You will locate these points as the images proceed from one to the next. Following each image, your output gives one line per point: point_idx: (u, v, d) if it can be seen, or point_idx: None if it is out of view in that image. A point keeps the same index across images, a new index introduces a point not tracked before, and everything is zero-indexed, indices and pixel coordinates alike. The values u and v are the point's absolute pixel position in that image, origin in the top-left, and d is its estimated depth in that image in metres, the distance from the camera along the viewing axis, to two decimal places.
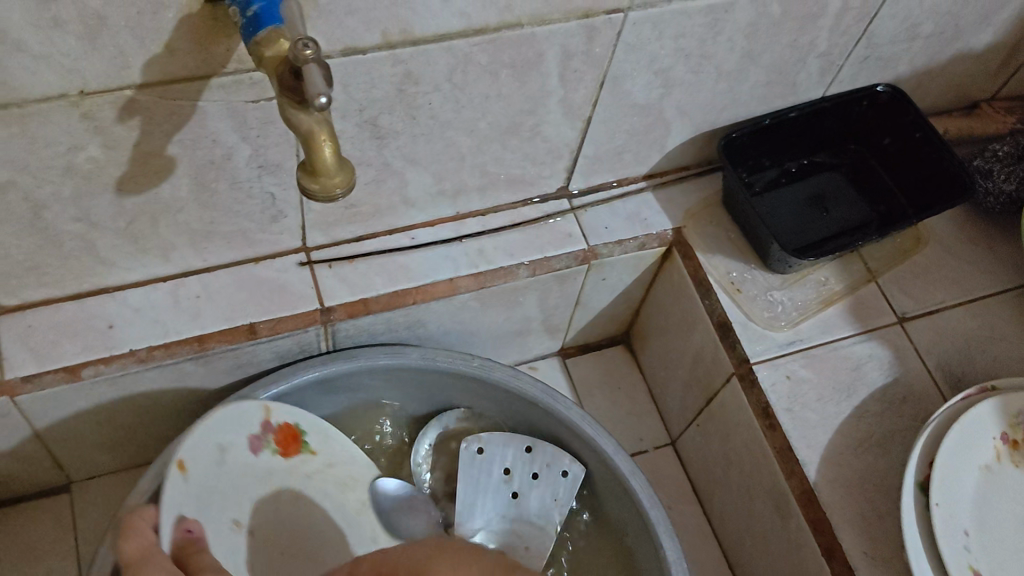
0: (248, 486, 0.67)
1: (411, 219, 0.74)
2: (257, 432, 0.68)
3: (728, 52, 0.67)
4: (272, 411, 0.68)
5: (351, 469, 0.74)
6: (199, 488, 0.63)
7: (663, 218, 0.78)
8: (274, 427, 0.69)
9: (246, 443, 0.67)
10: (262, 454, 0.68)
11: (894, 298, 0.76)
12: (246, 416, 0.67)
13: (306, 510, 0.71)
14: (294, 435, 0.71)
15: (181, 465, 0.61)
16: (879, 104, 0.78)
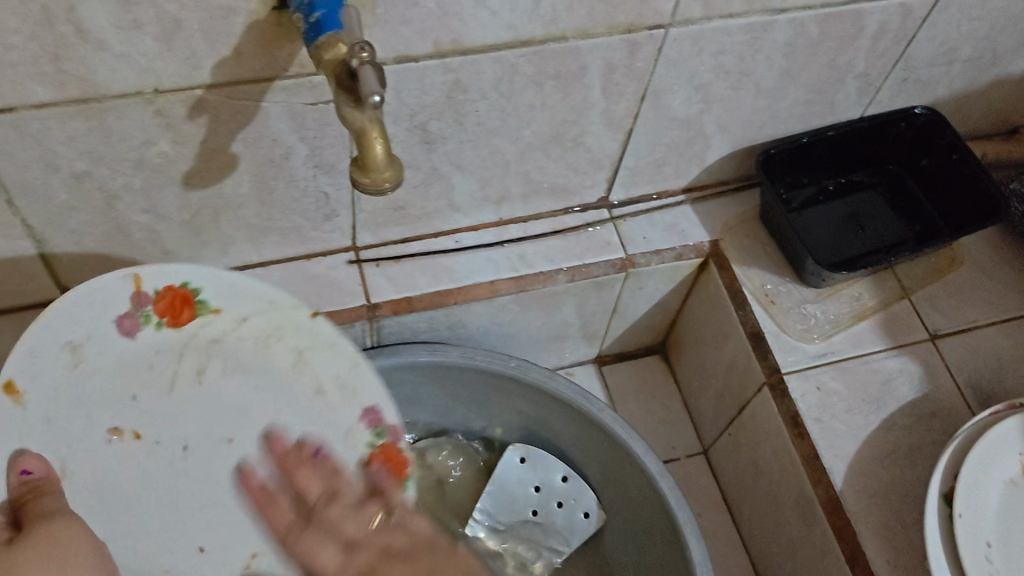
0: (127, 369, 0.62)
1: (456, 223, 0.77)
2: (128, 311, 0.61)
3: (766, 70, 0.69)
4: (143, 278, 0.61)
5: (272, 314, 0.64)
6: (57, 418, 0.59)
7: (701, 230, 0.80)
8: (153, 296, 0.62)
9: (115, 327, 0.61)
10: (141, 331, 0.62)
11: (927, 315, 0.77)
12: (113, 287, 0.60)
13: (217, 381, 0.64)
14: (185, 298, 0.62)
15: (10, 386, 0.57)
16: (917, 126, 0.80)
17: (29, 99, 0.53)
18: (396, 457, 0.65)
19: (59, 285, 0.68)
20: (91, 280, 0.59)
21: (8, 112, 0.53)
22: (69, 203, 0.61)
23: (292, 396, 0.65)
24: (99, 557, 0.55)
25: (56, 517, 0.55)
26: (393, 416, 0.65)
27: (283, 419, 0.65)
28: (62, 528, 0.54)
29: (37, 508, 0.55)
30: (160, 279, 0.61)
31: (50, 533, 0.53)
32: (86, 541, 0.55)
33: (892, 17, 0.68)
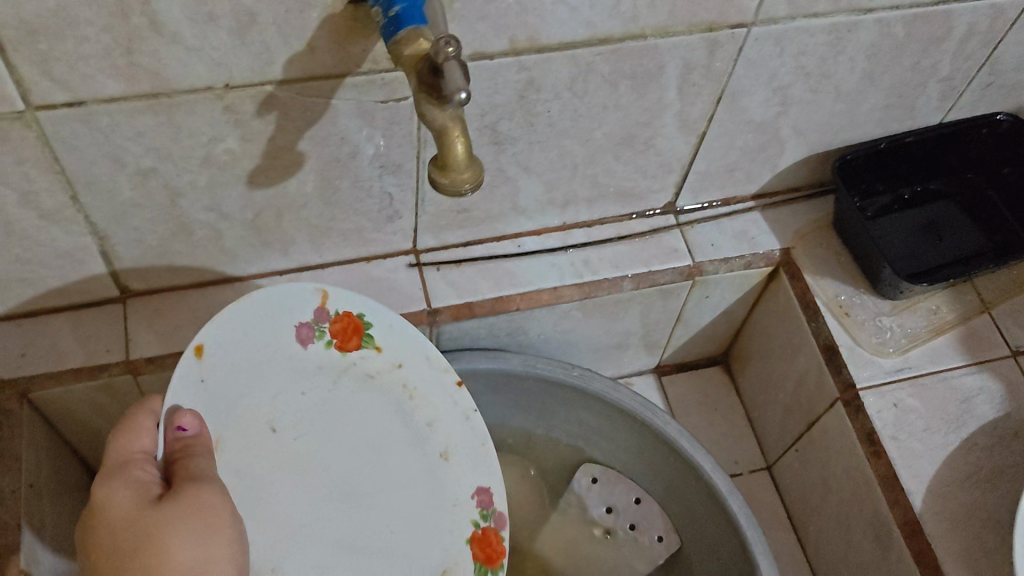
0: (306, 378, 0.63)
1: (519, 227, 0.75)
2: (308, 320, 0.63)
3: (848, 73, 0.67)
4: (329, 297, 0.63)
5: (427, 369, 0.67)
6: (212, 389, 0.58)
7: (771, 238, 0.77)
8: (333, 316, 0.64)
9: (295, 334, 0.62)
10: (313, 345, 0.63)
11: (1009, 331, 0.74)
12: (299, 300, 0.62)
13: (344, 420, 0.64)
14: (357, 328, 0.64)
15: (198, 351, 0.57)
16: (999, 133, 0.77)
17: (99, 93, 0.52)
18: (496, 544, 0.66)
19: (119, 283, 0.67)
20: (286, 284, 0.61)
21: (79, 106, 0.52)
22: (133, 199, 0.60)
23: (417, 457, 0.66)
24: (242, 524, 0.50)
25: (206, 480, 0.49)
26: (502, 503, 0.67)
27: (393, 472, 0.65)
28: (219, 492, 0.49)
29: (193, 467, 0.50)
30: (344, 304, 0.64)
31: (199, 497, 0.47)
32: (231, 509, 0.49)
33: (981, 19, 0.65)
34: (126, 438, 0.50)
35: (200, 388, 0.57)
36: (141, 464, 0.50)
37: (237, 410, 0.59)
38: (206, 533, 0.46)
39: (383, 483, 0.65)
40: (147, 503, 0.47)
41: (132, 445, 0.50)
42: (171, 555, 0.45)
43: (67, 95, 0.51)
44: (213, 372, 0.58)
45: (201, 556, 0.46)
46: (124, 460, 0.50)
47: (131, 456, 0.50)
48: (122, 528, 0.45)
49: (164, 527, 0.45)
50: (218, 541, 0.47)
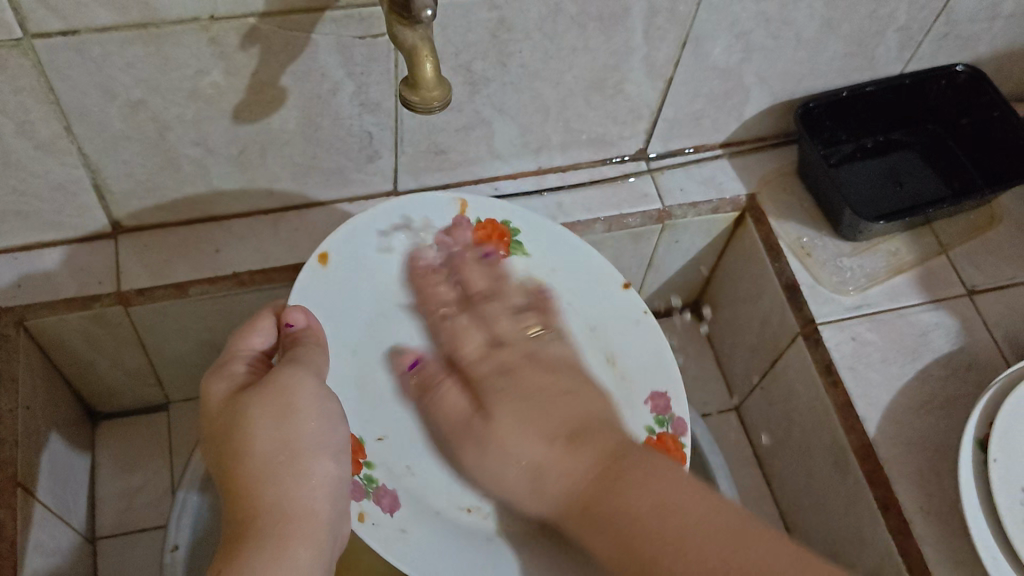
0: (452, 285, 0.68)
1: (496, 171, 0.78)
2: (448, 230, 0.68)
3: (807, 19, 0.70)
4: (467, 206, 0.68)
5: (586, 270, 0.70)
6: (343, 294, 0.63)
7: (738, 184, 0.81)
8: (474, 224, 0.69)
9: (434, 244, 0.68)
10: (455, 253, 0.68)
11: (965, 272, 0.77)
12: (441, 208, 0.68)
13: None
14: (502, 233, 0.69)
15: (323, 259, 0.62)
16: (959, 84, 0.81)
17: (90, 22, 0.55)
18: (672, 449, 0.63)
19: (110, 219, 0.70)
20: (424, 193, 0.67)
21: (72, 35, 0.55)
22: (124, 132, 0.63)
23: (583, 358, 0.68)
24: (335, 405, 0.55)
25: (294, 361, 0.55)
26: (682, 411, 0.65)
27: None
28: (298, 380, 0.53)
29: (296, 352, 0.55)
30: (485, 211, 0.69)
31: (281, 381, 0.53)
32: (318, 389, 0.54)
33: None
34: (241, 334, 0.57)
35: (326, 294, 0.62)
36: (257, 359, 0.57)
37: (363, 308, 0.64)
38: (279, 418, 0.52)
39: None
40: (235, 394, 0.54)
41: (243, 343, 0.57)
42: (248, 438, 0.52)
43: (61, 23, 0.54)
44: (352, 269, 0.64)
45: (277, 435, 0.52)
46: (243, 353, 0.57)
47: (240, 353, 0.57)
48: (218, 415, 0.54)
49: (245, 410, 0.52)
50: (293, 423, 0.52)
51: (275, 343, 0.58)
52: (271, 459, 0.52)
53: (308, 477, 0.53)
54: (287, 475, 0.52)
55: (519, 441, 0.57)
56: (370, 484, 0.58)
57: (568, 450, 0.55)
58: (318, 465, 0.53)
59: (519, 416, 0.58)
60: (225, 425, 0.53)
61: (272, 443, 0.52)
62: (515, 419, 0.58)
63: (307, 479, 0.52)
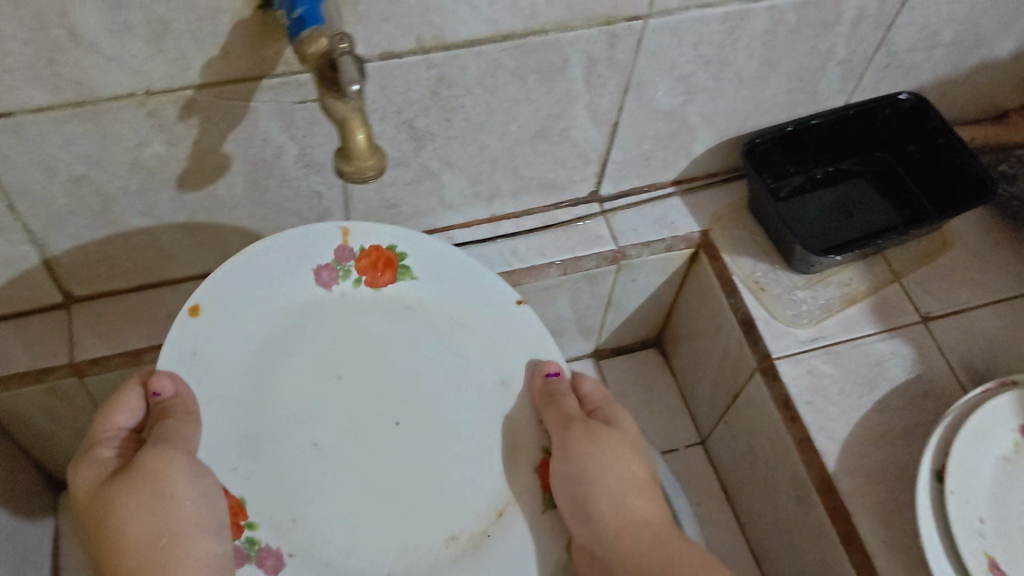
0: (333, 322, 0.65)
1: (449, 221, 0.78)
2: (330, 262, 0.65)
3: (746, 59, 0.71)
4: (350, 235, 0.65)
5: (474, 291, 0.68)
6: (212, 347, 0.60)
7: (690, 221, 0.81)
8: (357, 253, 0.66)
9: (314, 278, 0.65)
10: (338, 286, 0.66)
11: (918, 299, 0.78)
12: (322, 243, 0.65)
13: (372, 367, 0.65)
14: (388, 259, 0.67)
15: (196, 310, 0.59)
16: (903, 112, 0.82)
17: (26, 104, 0.55)
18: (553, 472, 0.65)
19: (61, 289, 0.70)
20: (297, 230, 0.63)
21: (7, 117, 0.55)
22: (68, 206, 0.63)
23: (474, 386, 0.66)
24: (204, 481, 0.55)
25: (163, 441, 0.54)
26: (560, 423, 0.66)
27: (442, 405, 0.65)
28: (168, 460, 0.53)
29: (163, 428, 0.55)
30: (368, 238, 0.66)
31: (149, 461, 0.53)
32: (191, 466, 0.55)
33: (869, 4, 0.69)
34: (105, 416, 0.57)
35: (196, 356, 0.59)
36: (124, 437, 0.57)
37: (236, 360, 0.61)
38: (155, 502, 0.52)
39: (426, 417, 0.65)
40: (106, 478, 0.54)
41: (107, 424, 0.57)
42: (123, 525, 0.52)
43: None
44: (225, 321, 0.61)
45: (157, 520, 0.52)
46: (108, 434, 0.57)
47: (104, 435, 0.56)
48: (89, 501, 0.53)
49: (117, 497, 0.52)
50: (169, 505, 0.53)
51: (141, 420, 0.58)
52: (154, 543, 0.52)
53: (187, 557, 0.53)
54: (166, 559, 0.52)
55: (613, 453, 0.62)
56: (251, 548, 0.59)
57: (644, 490, 0.62)
58: (195, 546, 0.53)
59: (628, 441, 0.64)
60: (101, 513, 0.52)
61: (152, 527, 0.52)
62: (630, 438, 0.64)
63: (189, 558, 0.53)
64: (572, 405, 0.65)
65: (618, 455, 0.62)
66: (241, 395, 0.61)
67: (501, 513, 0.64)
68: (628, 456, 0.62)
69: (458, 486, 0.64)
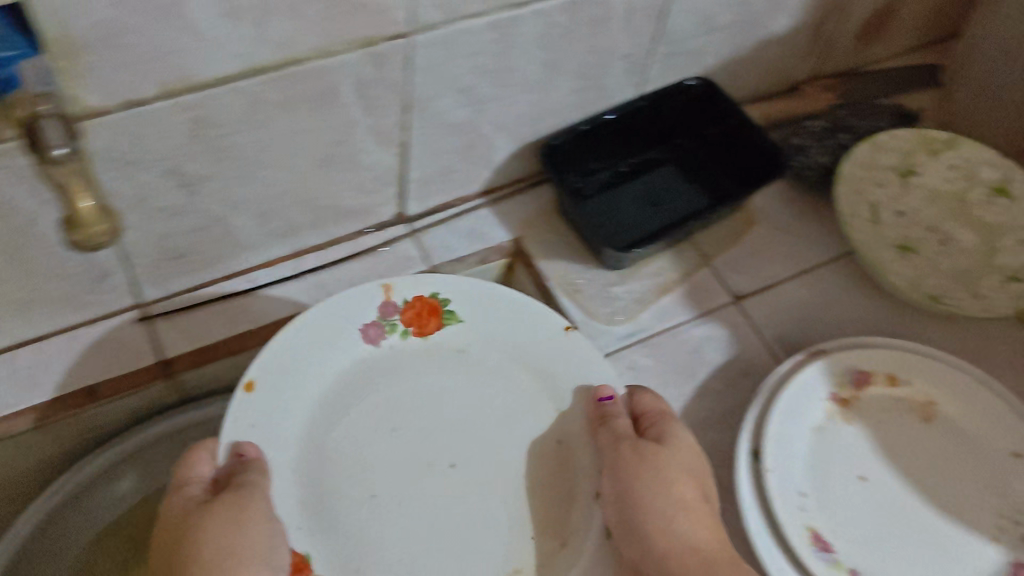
0: (391, 375, 0.66)
1: (248, 262, 0.75)
2: (376, 320, 0.67)
3: (525, 63, 0.70)
4: (392, 289, 0.67)
5: (519, 324, 0.68)
6: (298, 406, 0.62)
7: (500, 231, 0.80)
8: (402, 305, 0.67)
9: (363, 336, 0.66)
10: (387, 339, 0.67)
11: (729, 280, 0.79)
12: (370, 299, 0.67)
13: (405, 415, 0.65)
14: (433, 308, 0.68)
15: (249, 386, 0.60)
16: (693, 97, 0.83)
17: None
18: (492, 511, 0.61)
19: None
20: (338, 295, 0.66)
21: None
22: None
23: (532, 410, 0.66)
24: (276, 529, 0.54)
25: (246, 485, 0.54)
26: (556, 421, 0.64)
27: (504, 439, 0.65)
28: (256, 500, 0.54)
29: (246, 477, 0.55)
30: (412, 290, 0.67)
31: (230, 499, 0.53)
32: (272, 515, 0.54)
33: None
34: (189, 465, 0.56)
35: (258, 423, 0.60)
36: (205, 486, 0.55)
37: (303, 428, 0.62)
38: (235, 524, 0.52)
39: (475, 451, 0.64)
40: (196, 506, 0.53)
41: (191, 470, 0.56)
42: (195, 544, 0.50)
43: None
44: (285, 389, 0.62)
45: (225, 541, 0.51)
46: (189, 483, 0.55)
47: (188, 480, 0.55)
48: (171, 523, 0.53)
49: (200, 520, 0.51)
50: (240, 532, 0.51)
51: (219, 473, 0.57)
52: (214, 563, 0.50)
53: None
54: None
55: (673, 467, 0.58)
56: None
57: (693, 508, 0.58)
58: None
59: (687, 454, 0.60)
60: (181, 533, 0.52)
61: (219, 549, 0.50)
62: (688, 462, 0.59)
63: None
64: (623, 423, 0.61)
65: (672, 463, 0.59)
66: (299, 460, 0.61)
67: (564, 543, 0.61)
68: (681, 477, 0.58)
69: (489, 515, 0.62)
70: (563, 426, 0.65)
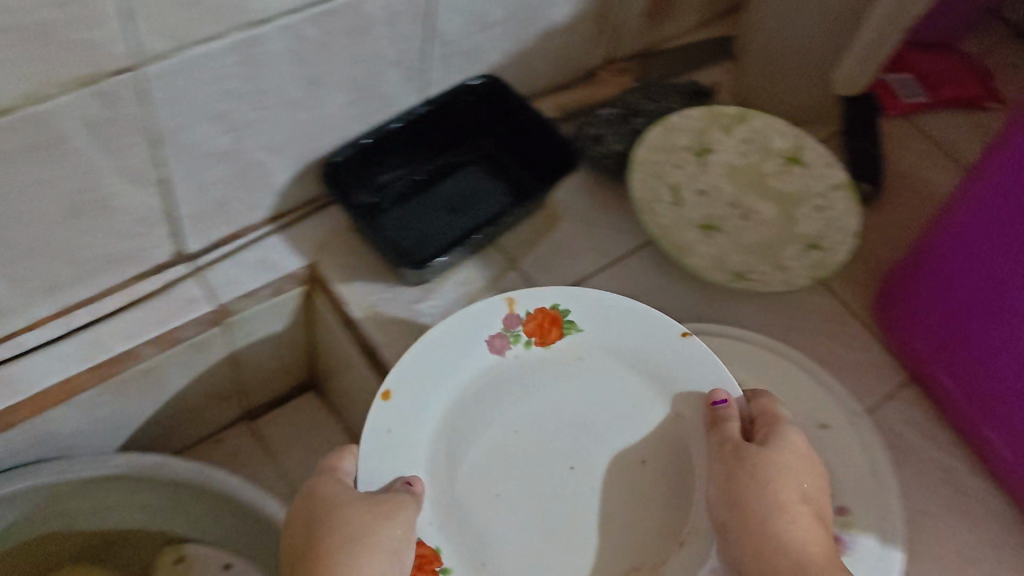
0: (491, 387, 0.66)
1: (6, 327, 0.67)
2: (501, 330, 0.66)
3: (285, 82, 0.66)
4: (516, 302, 0.66)
5: (645, 329, 0.67)
6: (405, 432, 0.61)
7: (291, 258, 0.76)
8: (524, 317, 0.66)
9: (490, 346, 0.66)
10: (512, 350, 0.66)
11: (536, 281, 0.77)
12: (495, 312, 0.66)
13: (501, 429, 0.65)
14: (554, 318, 0.67)
15: (387, 396, 0.61)
16: (483, 96, 0.80)
17: None
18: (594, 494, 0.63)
19: None
20: (475, 303, 0.65)
21: None
22: None
23: (612, 417, 0.66)
24: None
25: None
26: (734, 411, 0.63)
27: (613, 437, 0.66)
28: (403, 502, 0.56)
29: None
30: (532, 300, 0.66)
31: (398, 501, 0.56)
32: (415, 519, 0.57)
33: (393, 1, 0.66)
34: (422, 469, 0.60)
35: (390, 436, 0.61)
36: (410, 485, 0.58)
37: (444, 441, 0.63)
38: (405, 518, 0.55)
39: (614, 440, 0.66)
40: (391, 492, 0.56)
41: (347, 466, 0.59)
42: (341, 516, 0.54)
43: None
44: (414, 404, 0.62)
45: (355, 527, 0.53)
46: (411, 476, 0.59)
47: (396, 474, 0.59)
48: (314, 500, 0.55)
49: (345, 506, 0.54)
50: (396, 524, 0.54)
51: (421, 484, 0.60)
52: (336, 540, 0.53)
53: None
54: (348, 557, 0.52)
55: (772, 473, 0.58)
56: None
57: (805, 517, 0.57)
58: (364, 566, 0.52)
59: (802, 465, 0.59)
60: (320, 524, 0.54)
61: (350, 527, 0.53)
62: (798, 464, 0.59)
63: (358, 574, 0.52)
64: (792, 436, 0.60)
65: (771, 471, 0.58)
66: (454, 471, 0.63)
67: (683, 542, 0.62)
68: (811, 480, 0.59)
69: (587, 516, 0.63)
70: (689, 425, 0.65)
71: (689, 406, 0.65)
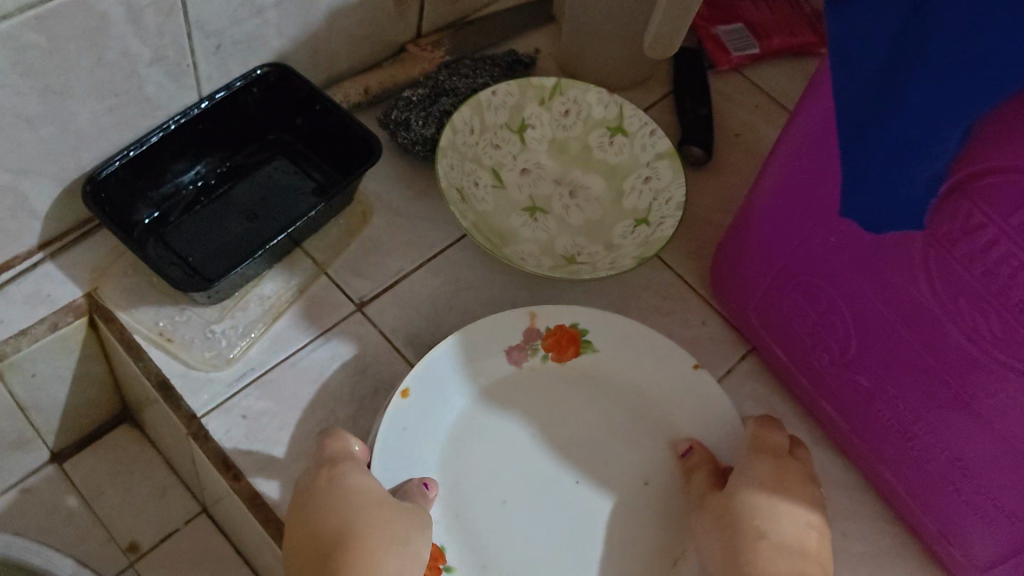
0: (507, 404, 0.66)
1: None
2: (519, 343, 0.67)
3: (17, 96, 0.57)
4: (538, 317, 0.67)
5: (642, 353, 0.67)
6: (413, 435, 0.62)
7: (68, 287, 0.69)
8: (544, 332, 0.67)
9: (508, 357, 0.67)
10: (529, 361, 0.67)
11: (348, 286, 0.71)
12: (512, 324, 0.67)
13: (502, 444, 0.65)
14: (573, 336, 0.67)
15: (406, 393, 0.62)
16: (271, 86, 0.73)
17: None
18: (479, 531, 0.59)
19: None
20: (487, 319, 0.66)
21: None
22: None
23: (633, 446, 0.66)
24: None
25: None
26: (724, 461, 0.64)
27: (611, 466, 0.65)
28: None
29: None
30: (558, 317, 0.67)
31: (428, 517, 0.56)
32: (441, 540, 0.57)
33: None
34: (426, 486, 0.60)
35: (405, 435, 0.62)
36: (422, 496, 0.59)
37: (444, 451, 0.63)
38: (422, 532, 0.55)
39: (605, 474, 0.65)
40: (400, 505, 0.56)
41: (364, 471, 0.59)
42: (373, 518, 0.53)
43: None
44: (439, 403, 0.64)
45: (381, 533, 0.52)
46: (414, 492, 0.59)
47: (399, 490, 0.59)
48: (331, 505, 0.54)
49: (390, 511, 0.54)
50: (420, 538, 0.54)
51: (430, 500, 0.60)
52: (376, 541, 0.52)
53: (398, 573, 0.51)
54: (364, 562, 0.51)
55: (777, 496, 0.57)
56: None
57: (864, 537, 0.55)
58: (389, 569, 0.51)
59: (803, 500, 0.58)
60: (342, 524, 0.52)
61: (381, 535, 0.52)
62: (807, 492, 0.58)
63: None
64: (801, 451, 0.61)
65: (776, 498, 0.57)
66: (453, 478, 0.63)
67: (677, 560, 0.61)
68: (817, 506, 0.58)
69: (596, 522, 0.63)
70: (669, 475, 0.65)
71: (693, 423, 0.66)
